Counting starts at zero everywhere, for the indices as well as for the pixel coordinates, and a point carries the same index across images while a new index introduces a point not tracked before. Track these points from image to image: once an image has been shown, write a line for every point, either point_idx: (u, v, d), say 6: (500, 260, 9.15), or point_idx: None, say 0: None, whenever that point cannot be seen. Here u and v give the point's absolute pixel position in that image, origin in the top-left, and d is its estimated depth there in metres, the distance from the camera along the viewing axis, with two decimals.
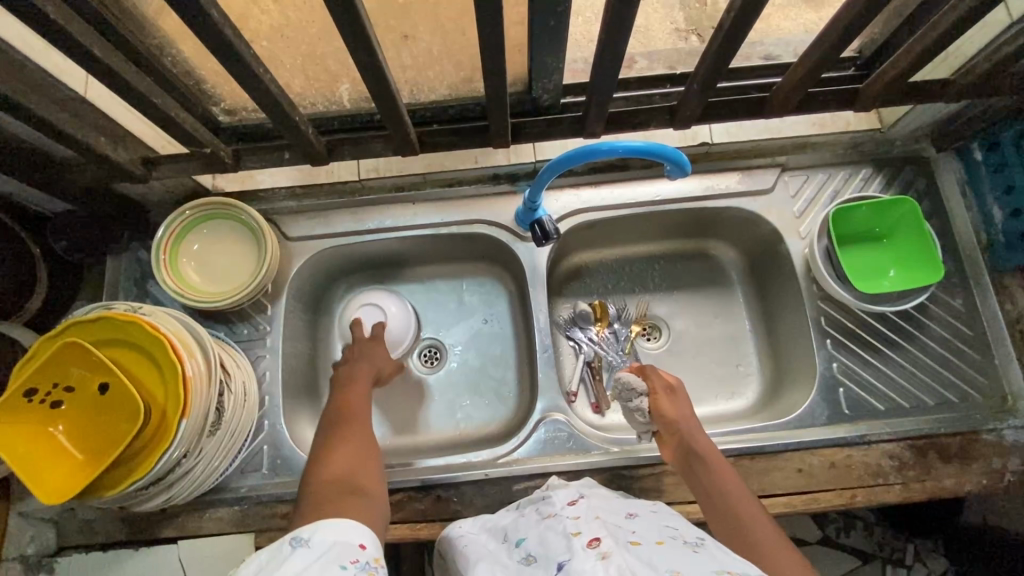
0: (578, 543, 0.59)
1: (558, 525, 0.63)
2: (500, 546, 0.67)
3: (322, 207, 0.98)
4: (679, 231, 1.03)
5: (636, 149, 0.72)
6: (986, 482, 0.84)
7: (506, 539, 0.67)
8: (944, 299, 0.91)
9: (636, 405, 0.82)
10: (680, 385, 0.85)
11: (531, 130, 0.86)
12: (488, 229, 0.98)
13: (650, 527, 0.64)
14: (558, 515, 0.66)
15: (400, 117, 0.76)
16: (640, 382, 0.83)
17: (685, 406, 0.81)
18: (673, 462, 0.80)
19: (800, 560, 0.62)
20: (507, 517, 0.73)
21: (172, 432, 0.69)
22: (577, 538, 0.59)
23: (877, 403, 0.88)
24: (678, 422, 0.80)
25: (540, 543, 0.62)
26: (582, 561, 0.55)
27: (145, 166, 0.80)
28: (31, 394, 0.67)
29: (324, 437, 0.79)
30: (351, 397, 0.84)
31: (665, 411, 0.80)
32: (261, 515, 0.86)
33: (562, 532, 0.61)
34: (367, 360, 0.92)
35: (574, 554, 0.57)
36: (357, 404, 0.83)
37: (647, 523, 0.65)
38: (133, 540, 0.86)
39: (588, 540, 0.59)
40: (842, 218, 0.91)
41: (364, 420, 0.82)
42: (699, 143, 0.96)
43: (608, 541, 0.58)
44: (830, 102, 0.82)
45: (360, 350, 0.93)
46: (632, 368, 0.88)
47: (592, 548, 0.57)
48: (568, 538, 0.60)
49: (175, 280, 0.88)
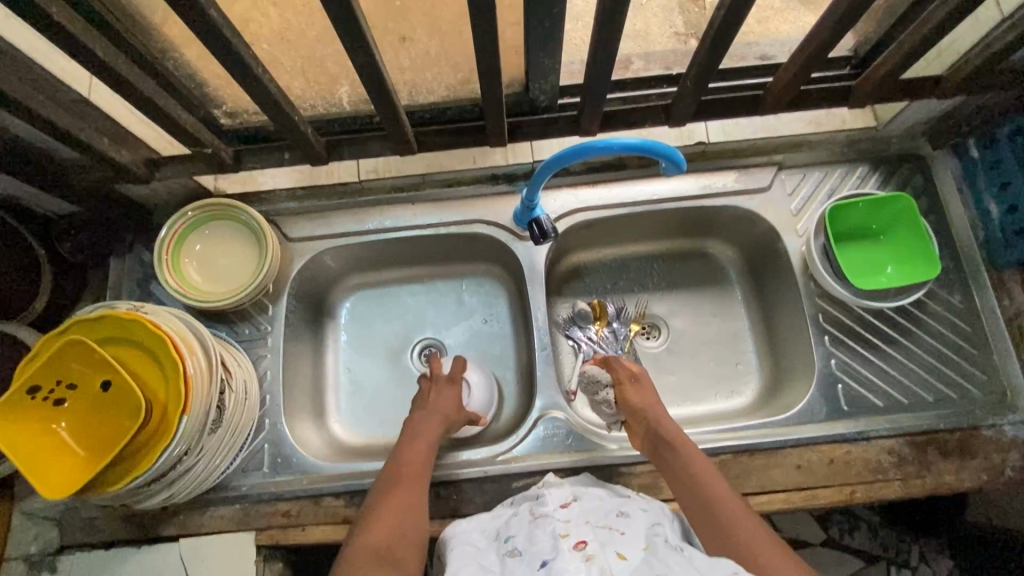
0: (564, 543, 0.60)
1: (548, 524, 0.64)
2: (489, 542, 0.68)
3: (323, 208, 0.99)
4: (678, 230, 1.04)
5: (632, 145, 0.72)
6: (986, 479, 0.84)
7: (497, 537, 0.68)
8: (942, 295, 0.91)
9: (602, 397, 0.85)
10: (644, 373, 0.87)
11: (528, 129, 0.87)
12: (487, 229, 0.98)
13: (639, 528, 0.65)
14: (548, 515, 0.67)
15: (398, 118, 0.77)
16: (604, 374, 0.86)
17: (650, 394, 0.83)
18: (641, 447, 0.82)
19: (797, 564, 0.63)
20: (501, 518, 0.73)
21: (173, 429, 0.70)
22: (565, 539, 0.61)
23: (876, 400, 0.88)
24: (644, 410, 0.81)
25: (528, 540, 0.63)
26: (566, 562, 0.57)
27: (148, 167, 0.82)
28: (34, 392, 0.68)
29: (375, 496, 0.77)
30: (416, 448, 0.82)
31: (631, 401, 0.82)
32: (262, 513, 0.87)
33: (551, 532, 0.62)
34: (441, 411, 0.87)
35: (559, 555, 0.58)
36: (413, 465, 0.80)
37: (637, 523, 0.66)
38: (135, 539, 0.86)
39: (575, 542, 0.60)
40: (837, 215, 0.91)
41: (418, 481, 0.79)
42: (695, 142, 0.96)
43: (594, 543, 0.59)
44: (823, 100, 0.83)
45: (434, 396, 0.88)
46: (597, 360, 0.91)
47: (578, 550, 0.58)
48: (555, 538, 0.61)
49: (178, 281, 0.90)
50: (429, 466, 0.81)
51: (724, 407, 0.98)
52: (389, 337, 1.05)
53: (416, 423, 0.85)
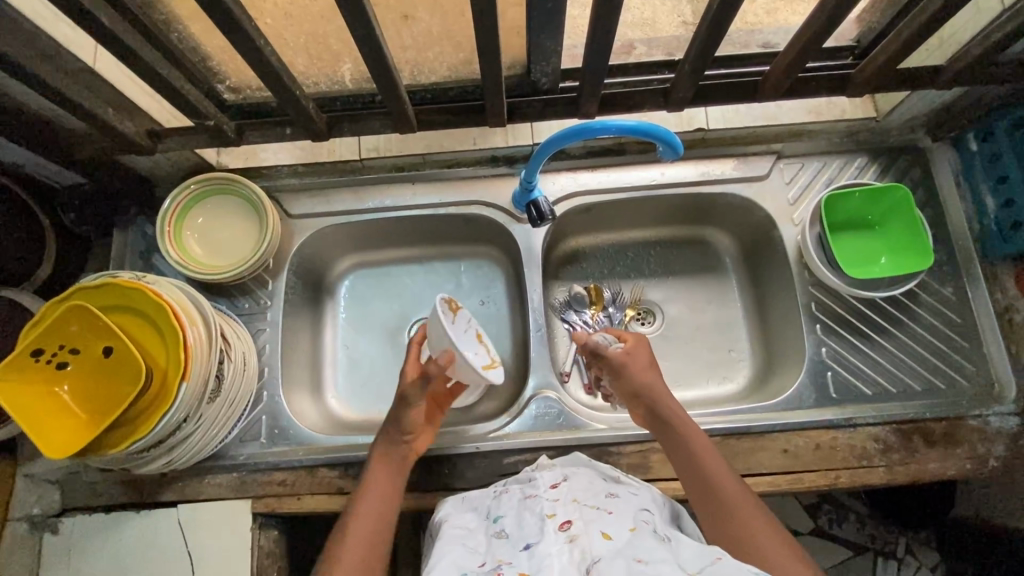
0: (550, 525, 0.62)
1: (535, 505, 0.66)
2: (481, 519, 0.71)
3: (322, 185, 1.00)
4: (676, 217, 1.05)
5: (630, 127, 0.73)
6: (969, 468, 0.85)
7: (486, 516, 0.70)
8: (935, 287, 0.92)
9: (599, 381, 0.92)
10: (643, 355, 0.83)
11: (528, 111, 0.87)
12: (486, 211, 0.99)
13: (627, 509, 0.66)
14: (538, 496, 0.69)
15: (399, 96, 0.78)
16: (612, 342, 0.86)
17: (655, 377, 0.81)
18: (642, 423, 0.82)
19: (789, 546, 0.64)
20: (490, 494, 0.75)
21: (172, 395, 0.72)
22: (551, 519, 0.63)
23: (864, 388, 0.89)
24: (653, 396, 0.79)
25: (516, 521, 0.65)
26: (549, 545, 0.59)
27: (150, 139, 0.82)
28: (38, 355, 0.70)
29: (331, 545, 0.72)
30: (375, 485, 0.77)
31: (631, 389, 0.81)
32: (258, 482, 0.88)
33: (538, 513, 0.65)
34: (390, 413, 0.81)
35: (543, 537, 0.60)
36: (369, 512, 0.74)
37: (625, 503, 0.68)
38: (134, 504, 0.88)
39: (561, 522, 0.62)
40: (833, 204, 0.92)
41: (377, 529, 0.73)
42: (695, 128, 0.97)
43: (579, 522, 0.61)
44: (822, 88, 0.83)
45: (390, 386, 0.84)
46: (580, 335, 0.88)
47: (562, 531, 0.61)
48: (542, 519, 0.63)
49: (180, 253, 0.91)
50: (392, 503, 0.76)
51: (714, 392, 1.00)
52: (388, 315, 1.07)
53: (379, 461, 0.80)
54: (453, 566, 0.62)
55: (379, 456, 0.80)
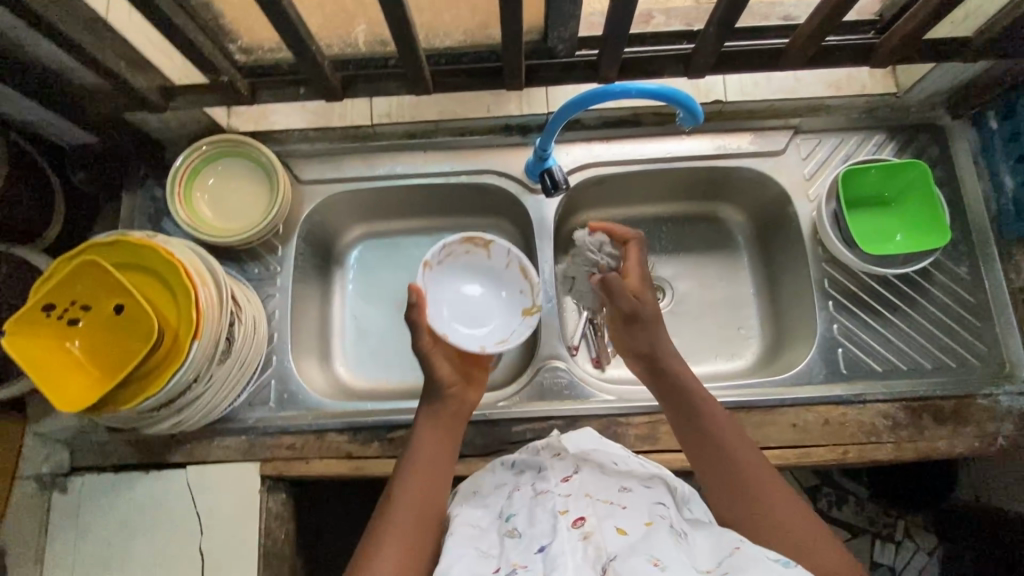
0: (563, 522, 0.61)
1: (547, 502, 0.65)
2: (493, 517, 0.69)
3: (333, 151, 0.99)
4: (688, 192, 1.04)
5: (649, 91, 0.73)
6: (978, 446, 0.85)
7: (498, 513, 0.69)
8: (949, 266, 0.92)
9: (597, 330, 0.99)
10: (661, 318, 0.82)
11: (545, 75, 0.85)
12: (498, 180, 0.98)
13: (640, 503, 0.66)
14: (550, 491, 0.67)
15: (416, 56, 0.77)
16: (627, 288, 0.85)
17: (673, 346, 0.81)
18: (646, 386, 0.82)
19: (801, 505, 0.67)
20: (502, 489, 0.73)
21: (183, 353, 0.72)
22: (563, 516, 0.62)
23: (875, 365, 0.89)
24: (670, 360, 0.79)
25: (528, 519, 0.64)
26: (563, 544, 0.59)
27: (162, 96, 0.81)
28: (49, 310, 0.70)
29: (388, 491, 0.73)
30: (428, 436, 0.77)
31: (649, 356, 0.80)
32: (267, 445, 0.88)
33: (550, 509, 0.64)
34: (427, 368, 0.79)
35: (557, 537, 0.60)
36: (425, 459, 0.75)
37: (639, 498, 0.67)
38: (142, 465, 0.88)
39: (573, 519, 0.62)
40: (851, 180, 0.91)
41: (434, 475, 0.73)
42: (713, 100, 0.95)
43: (593, 519, 0.62)
44: (845, 58, 0.82)
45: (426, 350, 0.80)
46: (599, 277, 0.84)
47: (576, 528, 0.61)
48: (554, 515, 0.62)
49: (189, 214, 0.90)
50: (446, 452, 0.76)
51: (723, 369, 0.99)
52: (396, 286, 1.06)
53: (428, 411, 0.79)
54: (467, 571, 0.61)
55: (426, 420, 0.78)
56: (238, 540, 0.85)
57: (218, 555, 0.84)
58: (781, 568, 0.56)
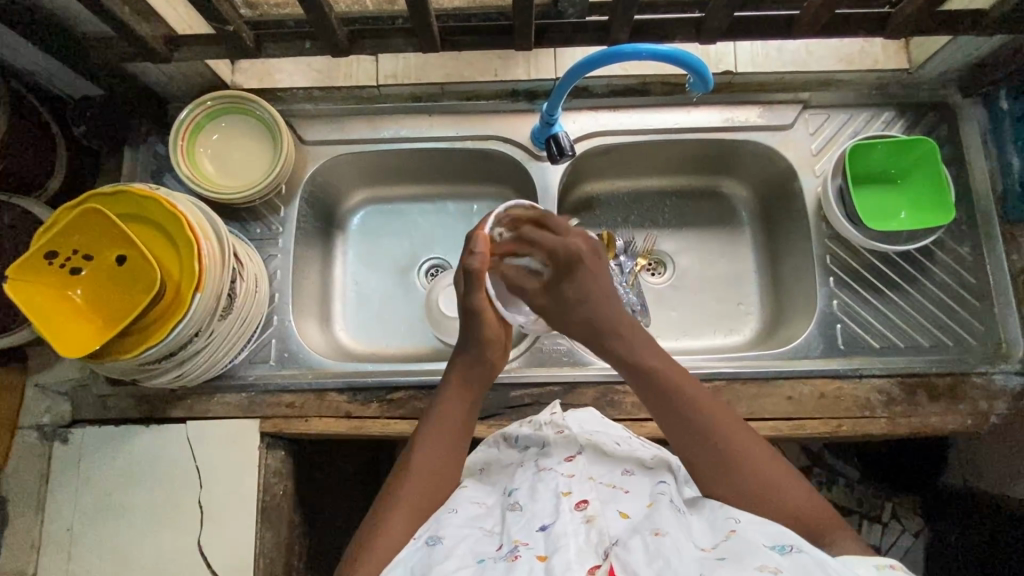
0: (565, 504, 0.63)
1: (550, 480, 0.67)
2: (497, 495, 0.70)
3: (337, 112, 0.98)
4: (691, 165, 1.03)
5: (659, 52, 0.72)
6: (969, 423, 0.86)
7: (501, 489, 0.71)
8: (951, 246, 0.92)
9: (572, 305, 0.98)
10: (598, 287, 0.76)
11: (555, 35, 0.84)
12: (503, 147, 0.97)
13: (643, 486, 0.68)
14: (553, 470, 0.69)
15: (424, 10, 0.75)
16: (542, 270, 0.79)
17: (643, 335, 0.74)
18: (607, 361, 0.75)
19: (790, 472, 0.66)
20: (508, 467, 0.75)
21: (186, 305, 0.71)
22: (566, 498, 0.64)
23: (873, 341, 0.89)
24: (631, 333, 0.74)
25: (529, 494, 0.66)
26: (565, 524, 0.60)
27: (167, 46, 0.80)
28: (51, 257, 0.70)
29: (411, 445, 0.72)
30: (454, 399, 0.74)
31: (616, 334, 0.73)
32: (267, 403, 0.89)
33: (552, 489, 0.65)
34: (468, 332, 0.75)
35: (559, 517, 0.61)
36: (451, 424, 0.73)
37: (642, 480, 0.69)
38: (143, 419, 0.89)
39: (576, 502, 0.63)
40: (858, 155, 0.90)
41: (455, 441, 0.72)
42: (722, 71, 0.93)
43: (595, 504, 0.63)
44: (859, 27, 0.81)
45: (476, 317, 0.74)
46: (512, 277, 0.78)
47: (579, 510, 0.62)
48: (557, 496, 0.64)
49: (191, 169, 0.89)
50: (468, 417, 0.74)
51: (721, 342, 0.99)
52: (398, 252, 1.06)
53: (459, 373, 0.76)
54: (469, 550, 0.60)
55: (455, 383, 0.75)
56: (236, 496, 0.86)
57: (216, 510, 0.85)
58: (778, 557, 0.55)
